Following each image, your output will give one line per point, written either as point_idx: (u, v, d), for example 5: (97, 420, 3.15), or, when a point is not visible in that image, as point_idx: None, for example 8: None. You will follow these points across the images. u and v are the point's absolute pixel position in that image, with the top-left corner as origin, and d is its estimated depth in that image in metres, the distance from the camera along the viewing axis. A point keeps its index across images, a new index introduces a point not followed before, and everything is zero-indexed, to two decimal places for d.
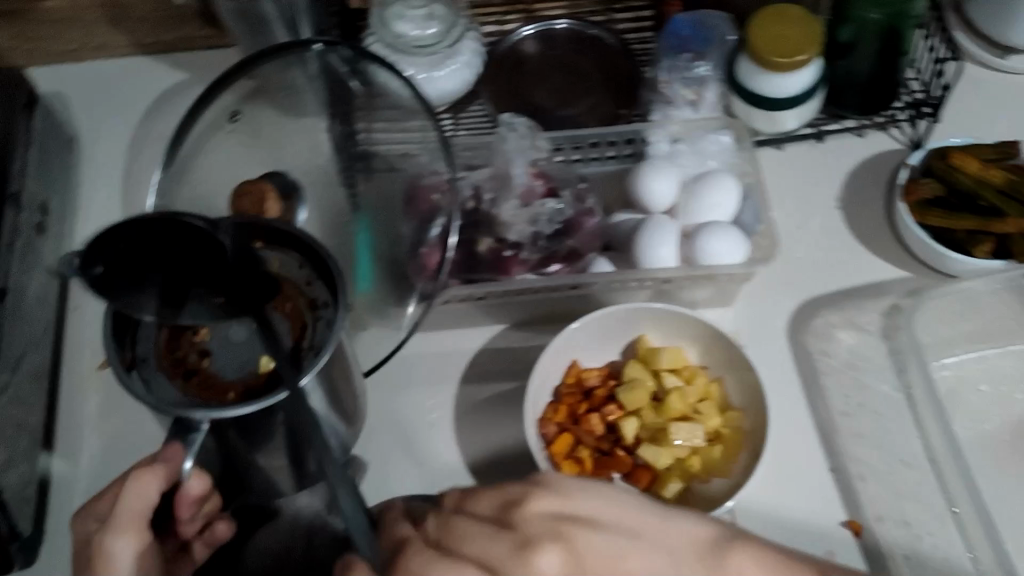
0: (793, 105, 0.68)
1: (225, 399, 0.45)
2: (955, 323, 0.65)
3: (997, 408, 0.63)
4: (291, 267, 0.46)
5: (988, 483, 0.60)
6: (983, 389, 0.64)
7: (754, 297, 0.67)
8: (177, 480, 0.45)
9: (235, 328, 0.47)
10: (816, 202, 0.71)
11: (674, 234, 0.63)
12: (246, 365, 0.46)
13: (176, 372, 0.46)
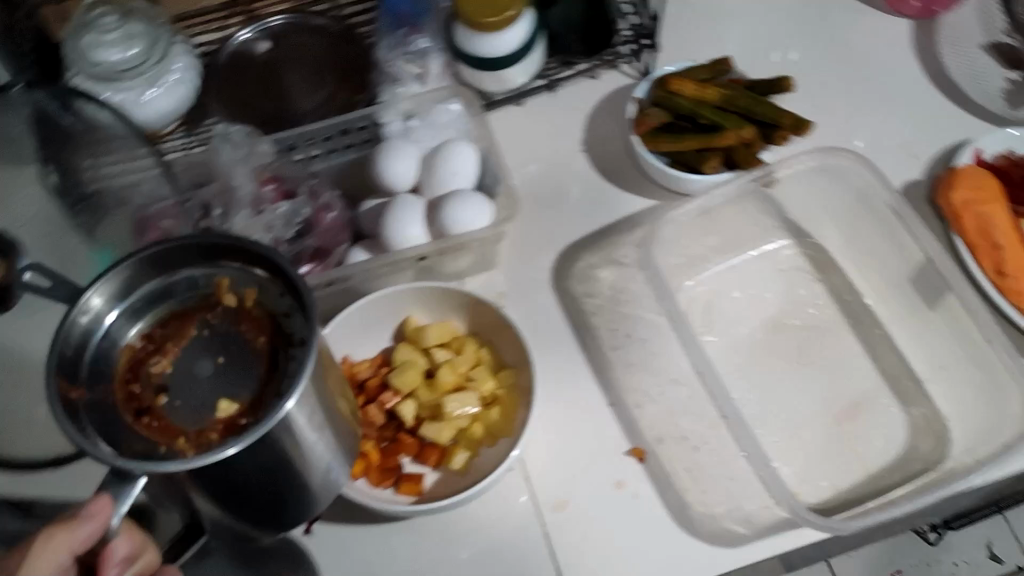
0: (517, 61, 0.68)
1: (173, 447, 0.37)
2: (700, 240, 0.70)
3: (751, 311, 0.67)
4: (271, 297, 0.41)
5: (756, 379, 0.63)
6: (736, 295, 0.68)
7: (515, 254, 0.69)
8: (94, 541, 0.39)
9: (203, 361, 0.40)
10: (562, 149, 0.73)
11: (417, 210, 0.63)
12: (203, 412, 0.38)
13: (128, 410, 0.38)
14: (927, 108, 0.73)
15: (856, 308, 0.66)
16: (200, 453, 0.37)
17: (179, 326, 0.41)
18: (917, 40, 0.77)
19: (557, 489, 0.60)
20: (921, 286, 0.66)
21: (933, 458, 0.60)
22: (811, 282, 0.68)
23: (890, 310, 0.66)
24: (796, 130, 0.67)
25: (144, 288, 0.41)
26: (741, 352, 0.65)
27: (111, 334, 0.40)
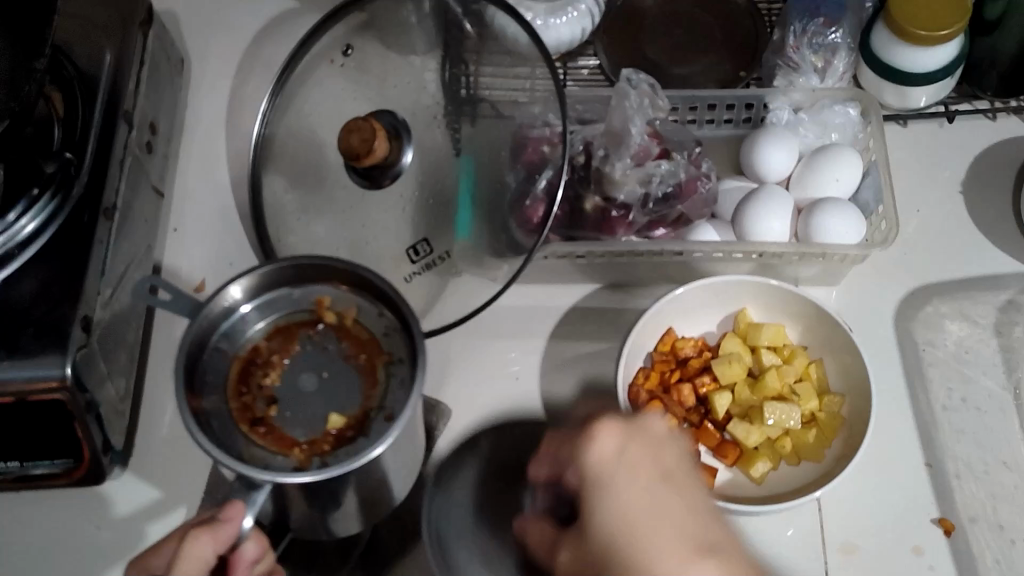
0: (927, 83, 0.63)
1: (290, 455, 0.43)
2: None
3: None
4: (368, 316, 0.47)
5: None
6: None
7: (863, 279, 0.65)
8: (232, 543, 0.43)
9: (305, 374, 0.46)
10: (940, 184, 0.68)
11: (787, 206, 0.61)
12: (313, 422, 0.44)
13: (243, 419, 0.44)
14: None
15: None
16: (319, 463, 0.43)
17: (282, 337, 0.47)
18: None
19: (850, 532, 0.56)
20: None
21: None
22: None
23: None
24: None
25: (269, 297, 0.47)
26: None
27: (234, 341, 0.46)
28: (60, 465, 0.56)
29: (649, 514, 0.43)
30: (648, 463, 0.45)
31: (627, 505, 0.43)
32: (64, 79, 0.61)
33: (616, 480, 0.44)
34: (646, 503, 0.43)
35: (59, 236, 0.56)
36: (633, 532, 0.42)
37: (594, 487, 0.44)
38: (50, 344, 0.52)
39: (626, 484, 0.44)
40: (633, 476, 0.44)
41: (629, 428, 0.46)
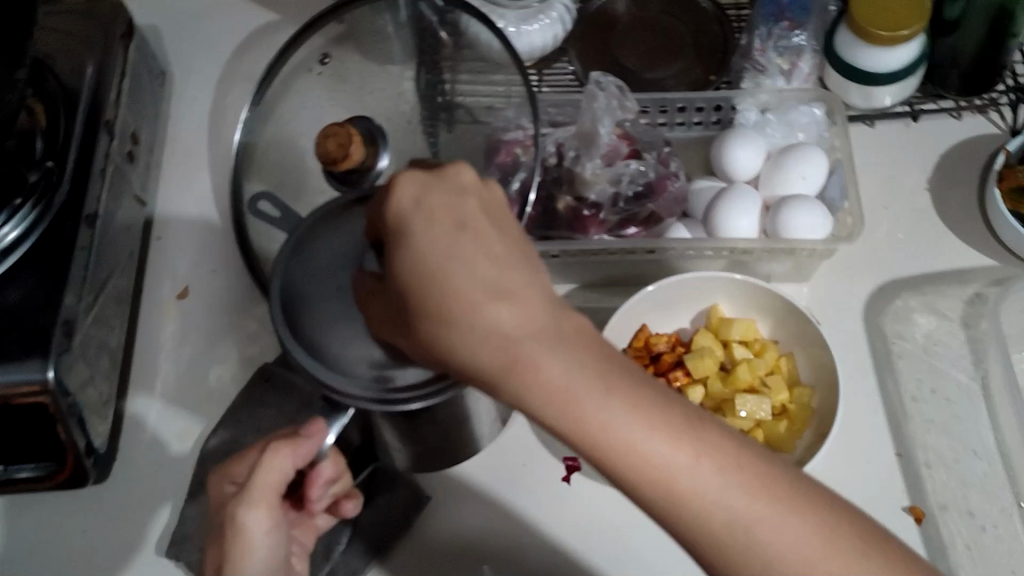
0: (887, 82, 0.65)
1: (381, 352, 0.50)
2: None
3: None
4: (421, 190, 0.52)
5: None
6: None
7: (832, 275, 0.66)
8: (313, 456, 0.45)
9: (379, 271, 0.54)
10: (908, 182, 0.69)
11: (755, 205, 0.62)
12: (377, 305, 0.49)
13: None
14: None
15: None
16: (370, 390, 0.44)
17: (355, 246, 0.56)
18: None
19: None
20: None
21: None
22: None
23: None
24: None
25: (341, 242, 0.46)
26: None
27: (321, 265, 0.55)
28: (43, 468, 0.57)
29: (507, 305, 0.38)
30: (476, 216, 0.40)
31: (429, 254, 0.38)
32: (46, 91, 0.62)
33: (432, 270, 0.38)
34: (518, 304, 0.38)
35: (41, 244, 0.57)
36: (446, 284, 0.38)
37: (407, 247, 0.39)
38: (32, 348, 0.53)
39: (460, 242, 0.38)
40: (440, 231, 0.39)
41: (424, 177, 0.40)
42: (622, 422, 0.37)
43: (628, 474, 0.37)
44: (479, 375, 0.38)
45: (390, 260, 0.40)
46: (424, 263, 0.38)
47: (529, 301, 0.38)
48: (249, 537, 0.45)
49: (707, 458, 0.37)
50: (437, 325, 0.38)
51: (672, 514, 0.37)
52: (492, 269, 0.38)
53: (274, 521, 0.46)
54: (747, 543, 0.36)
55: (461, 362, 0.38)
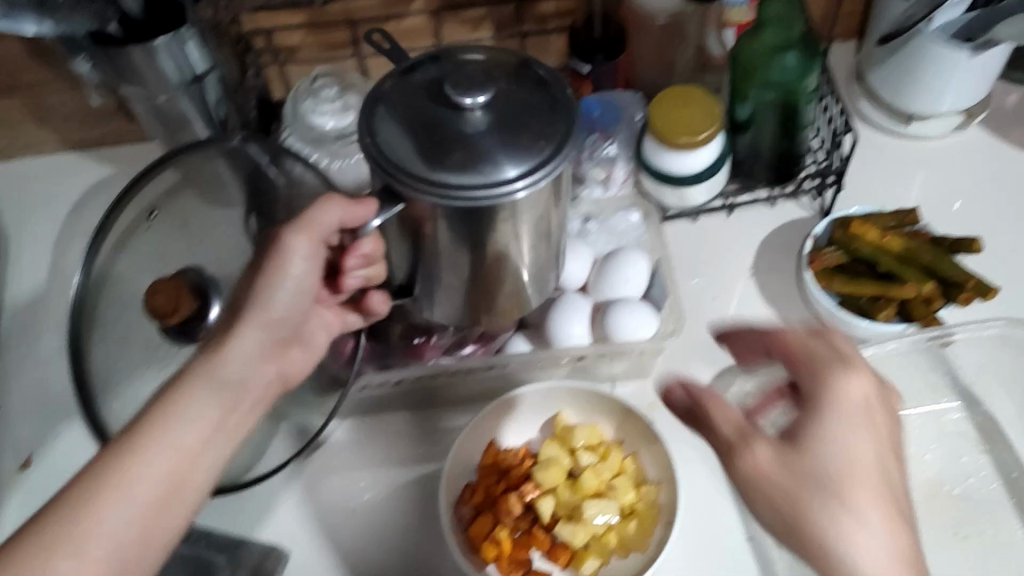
0: (696, 183, 0.69)
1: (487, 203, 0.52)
2: None
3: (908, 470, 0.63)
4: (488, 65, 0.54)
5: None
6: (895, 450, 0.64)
7: (670, 369, 0.69)
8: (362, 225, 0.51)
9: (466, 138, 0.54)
10: (733, 272, 0.74)
11: (584, 311, 0.65)
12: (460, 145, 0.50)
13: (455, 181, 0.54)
14: None
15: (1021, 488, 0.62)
16: (473, 171, 0.46)
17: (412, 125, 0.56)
18: None
19: None
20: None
21: None
22: (977, 453, 0.64)
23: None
24: (980, 293, 0.64)
25: (412, 104, 0.49)
26: None
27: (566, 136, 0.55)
28: None
29: (855, 517, 0.42)
30: (887, 414, 0.45)
31: (863, 451, 0.43)
32: None
33: (858, 467, 0.43)
34: (875, 435, 0.44)
35: None
36: (842, 471, 0.42)
37: (840, 433, 0.44)
38: None
39: (852, 430, 0.43)
40: (869, 440, 0.44)
41: (832, 363, 0.46)
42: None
43: None
44: (807, 519, 0.42)
45: (815, 438, 0.44)
46: (770, 475, 0.43)
47: (874, 412, 0.45)
48: (288, 260, 0.52)
49: None
50: (814, 491, 0.42)
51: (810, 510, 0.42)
52: (874, 475, 0.43)
53: (313, 251, 0.53)
54: None
55: (803, 518, 0.42)
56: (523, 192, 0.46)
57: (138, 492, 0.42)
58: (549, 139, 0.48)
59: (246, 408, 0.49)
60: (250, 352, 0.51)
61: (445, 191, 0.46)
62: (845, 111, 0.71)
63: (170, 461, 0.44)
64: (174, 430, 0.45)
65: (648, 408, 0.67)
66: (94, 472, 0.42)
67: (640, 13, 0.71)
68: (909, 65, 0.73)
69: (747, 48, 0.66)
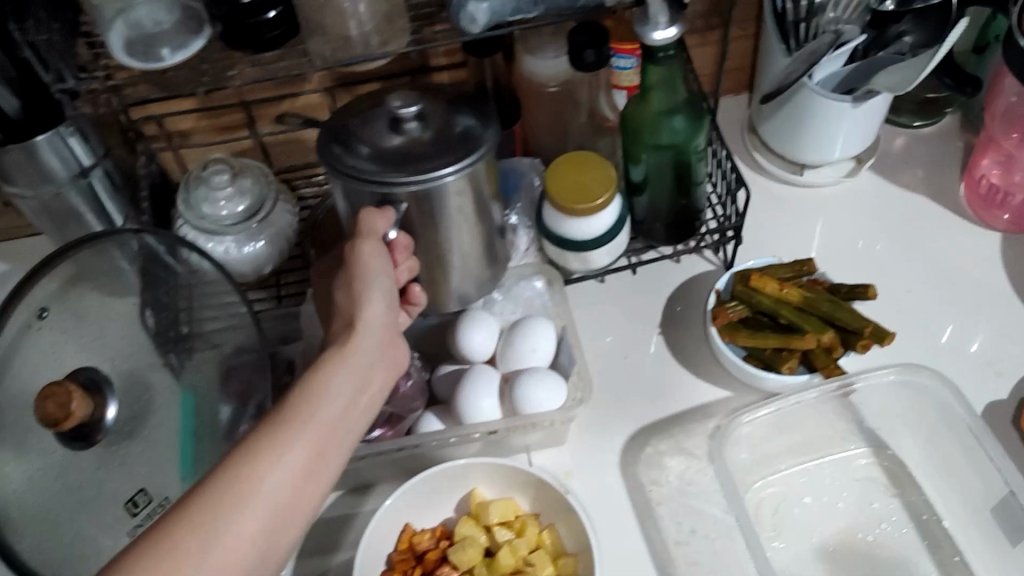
0: (597, 246, 0.70)
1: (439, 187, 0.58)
2: (778, 438, 0.67)
3: (821, 521, 0.64)
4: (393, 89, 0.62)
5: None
6: (808, 500, 0.65)
7: (585, 433, 0.69)
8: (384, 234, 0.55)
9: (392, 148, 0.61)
10: (642, 330, 0.74)
11: (493, 384, 0.64)
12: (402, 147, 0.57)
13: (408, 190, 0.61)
14: (1010, 318, 0.70)
15: (932, 530, 0.62)
16: (426, 159, 0.54)
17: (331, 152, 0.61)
18: (1007, 257, 0.74)
19: None
20: (1002, 519, 0.61)
21: None
22: (888, 497, 0.64)
23: (971, 538, 0.61)
24: (877, 339, 0.65)
25: (354, 130, 0.56)
26: (813, 564, 0.62)
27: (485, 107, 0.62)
28: None
29: None
30: None
31: None
32: None
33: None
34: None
35: None
36: None
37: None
38: None
39: None
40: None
41: None
42: None
43: None
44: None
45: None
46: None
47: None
48: (369, 265, 0.53)
49: None
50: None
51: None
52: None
53: (384, 255, 0.54)
54: None
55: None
56: (451, 178, 0.54)
57: (269, 489, 0.43)
58: (471, 133, 0.56)
59: (366, 403, 0.50)
60: (376, 348, 0.52)
61: (388, 180, 0.53)
62: (736, 170, 0.72)
63: (300, 462, 0.44)
64: (309, 429, 0.45)
65: (565, 477, 0.67)
66: (237, 463, 0.43)
67: (529, 83, 0.71)
68: (796, 119, 0.74)
69: (636, 111, 0.66)
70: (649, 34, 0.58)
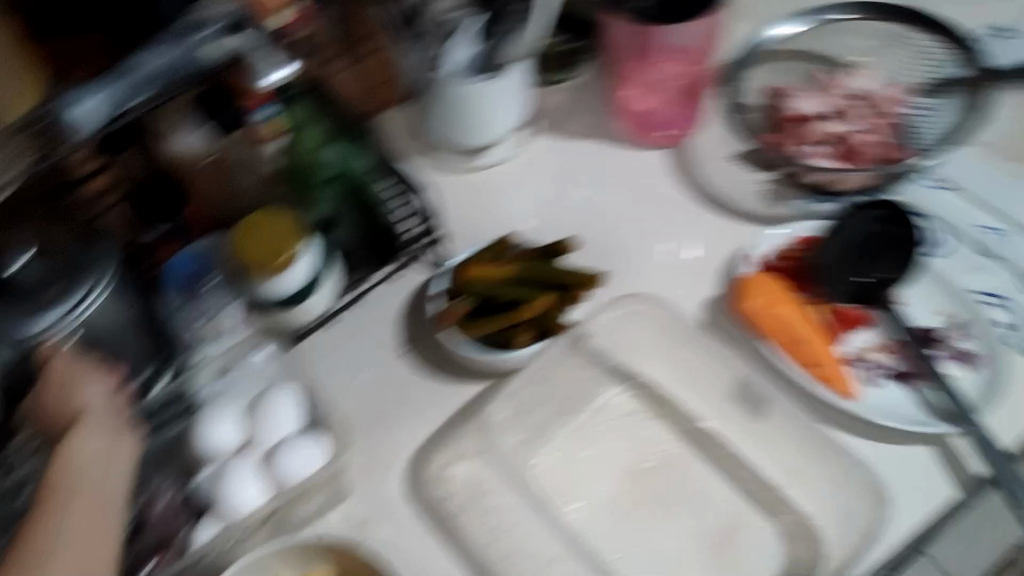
0: (303, 296, 0.69)
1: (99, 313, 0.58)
2: (540, 409, 0.69)
3: (603, 466, 0.66)
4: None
5: (634, 537, 0.63)
6: (587, 452, 0.67)
7: (363, 477, 0.67)
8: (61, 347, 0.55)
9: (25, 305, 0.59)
10: (384, 357, 0.73)
11: (252, 468, 0.62)
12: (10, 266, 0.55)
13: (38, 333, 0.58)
14: (698, 220, 0.76)
15: (700, 435, 0.66)
16: (55, 285, 0.55)
17: None
18: (676, 164, 0.79)
19: None
20: (743, 402, 0.66)
21: (813, 559, 0.59)
22: (653, 421, 0.68)
23: (731, 426, 0.66)
24: (584, 285, 0.68)
25: None
26: (611, 508, 0.64)
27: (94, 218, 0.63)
28: None
29: None
30: None
31: None
32: None
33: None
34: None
35: None
36: None
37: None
38: None
39: None
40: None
41: None
42: None
43: None
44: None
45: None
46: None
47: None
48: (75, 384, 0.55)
49: None
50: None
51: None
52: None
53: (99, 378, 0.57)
54: None
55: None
56: (92, 306, 0.56)
57: (64, 535, 0.50)
58: (93, 245, 0.58)
59: (119, 464, 0.54)
60: (104, 428, 0.55)
61: (27, 324, 0.54)
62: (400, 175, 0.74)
63: (85, 513, 0.51)
64: (79, 495, 0.52)
65: (361, 529, 0.65)
66: (42, 524, 0.50)
67: (181, 163, 0.70)
68: (451, 111, 0.76)
69: None
70: (269, 77, 0.61)
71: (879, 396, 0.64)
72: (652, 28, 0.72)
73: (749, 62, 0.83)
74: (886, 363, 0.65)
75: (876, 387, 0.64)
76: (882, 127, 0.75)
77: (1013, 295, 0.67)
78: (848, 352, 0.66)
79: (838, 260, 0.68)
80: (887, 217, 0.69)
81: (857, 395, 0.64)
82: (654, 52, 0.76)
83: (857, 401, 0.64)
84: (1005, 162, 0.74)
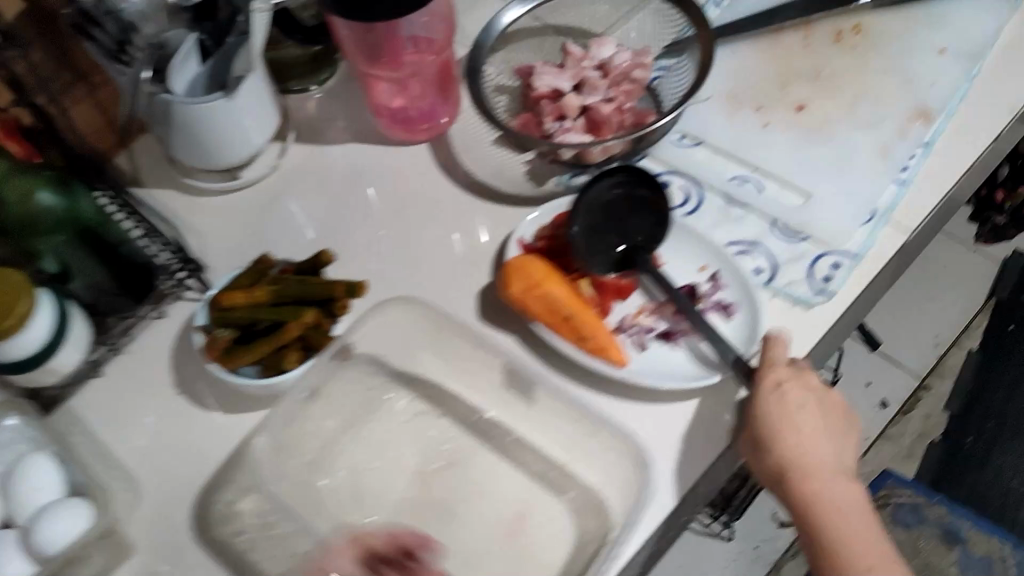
0: (51, 352, 0.63)
1: None
2: (324, 424, 0.64)
3: (391, 475, 0.63)
4: None
5: (427, 538, 0.60)
6: (373, 463, 0.63)
7: (146, 528, 0.62)
8: None
9: None
10: (159, 398, 0.68)
11: (9, 545, 0.57)
12: None
13: None
14: (466, 215, 0.75)
15: (484, 426, 0.64)
16: None
17: None
18: (440, 157, 0.78)
19: None
20: (517, 388, 0.65)
21: (601, 533, 0.59)
22: (438, 419, 0.65)
23: (512, 414, 0.64)
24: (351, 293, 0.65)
25: None
26: (404, 517, 0.61)
27: None
28: None
29: (777, 413, 0.59)
30: (796, 378, 0.60)
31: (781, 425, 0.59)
32: None
33: (798, 421, 0.59)
34: (807, 409, 0.59)
35: None
36: (786, 440, 0.58)
37: (771, 401, 0.59)
38: None
39: (790, 402, 0.59)
40: (793, 405, 0.59)
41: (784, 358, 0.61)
42: (814, 454, 0.59)
43: (832, 528, 0.57)
44: (793, 465, 0.58)
45: (752, 395, 0.60)
46: (754, 390, 0.60)
47: (840, 412, 0.62)
48: None
49: (838, 477, 0.59)
50: (758, 447, 0.59)
51: (839, 528, 0.57)
52: (814, 400, 0.60)
53: None
54: (842, 522, 0.57)
55: (767, 423, 0.59)
56: None
57: None
58: None
59: None
60: None
61: None
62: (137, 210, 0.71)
63: None
64: None
65: None
66: None
67: None
68: (193, 138, 0.71)
69: (6, 210, 0.61)
70: None
71: (645, 361, 0.65)
72: (394, 25, 0.70)
73: (502, 38, 0.80)
74: (650, 325, 0.67)
75: (644, 351, 0.66)
76: (626, 93, 0.75)
77: (762, 240, 0.70)
78: (615, 321, 0.68)
79: (589, 230, 0.68)
80: (625, 180, 0.70)
81: (629, 363, 0.65)
82: (401, 52, 0.73)
83: (627, 368, 0.65)
84: (751, 111, 0.76)
